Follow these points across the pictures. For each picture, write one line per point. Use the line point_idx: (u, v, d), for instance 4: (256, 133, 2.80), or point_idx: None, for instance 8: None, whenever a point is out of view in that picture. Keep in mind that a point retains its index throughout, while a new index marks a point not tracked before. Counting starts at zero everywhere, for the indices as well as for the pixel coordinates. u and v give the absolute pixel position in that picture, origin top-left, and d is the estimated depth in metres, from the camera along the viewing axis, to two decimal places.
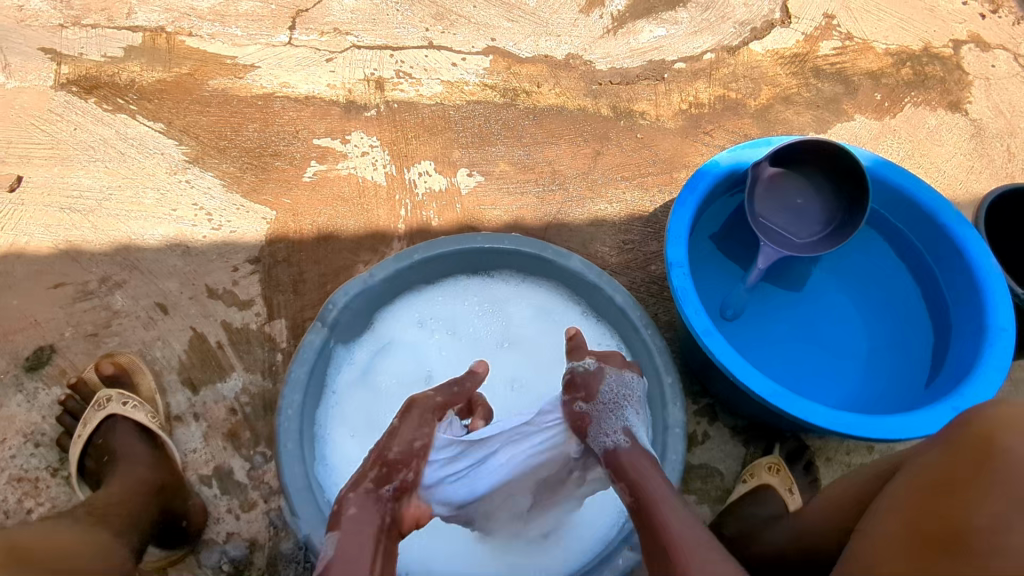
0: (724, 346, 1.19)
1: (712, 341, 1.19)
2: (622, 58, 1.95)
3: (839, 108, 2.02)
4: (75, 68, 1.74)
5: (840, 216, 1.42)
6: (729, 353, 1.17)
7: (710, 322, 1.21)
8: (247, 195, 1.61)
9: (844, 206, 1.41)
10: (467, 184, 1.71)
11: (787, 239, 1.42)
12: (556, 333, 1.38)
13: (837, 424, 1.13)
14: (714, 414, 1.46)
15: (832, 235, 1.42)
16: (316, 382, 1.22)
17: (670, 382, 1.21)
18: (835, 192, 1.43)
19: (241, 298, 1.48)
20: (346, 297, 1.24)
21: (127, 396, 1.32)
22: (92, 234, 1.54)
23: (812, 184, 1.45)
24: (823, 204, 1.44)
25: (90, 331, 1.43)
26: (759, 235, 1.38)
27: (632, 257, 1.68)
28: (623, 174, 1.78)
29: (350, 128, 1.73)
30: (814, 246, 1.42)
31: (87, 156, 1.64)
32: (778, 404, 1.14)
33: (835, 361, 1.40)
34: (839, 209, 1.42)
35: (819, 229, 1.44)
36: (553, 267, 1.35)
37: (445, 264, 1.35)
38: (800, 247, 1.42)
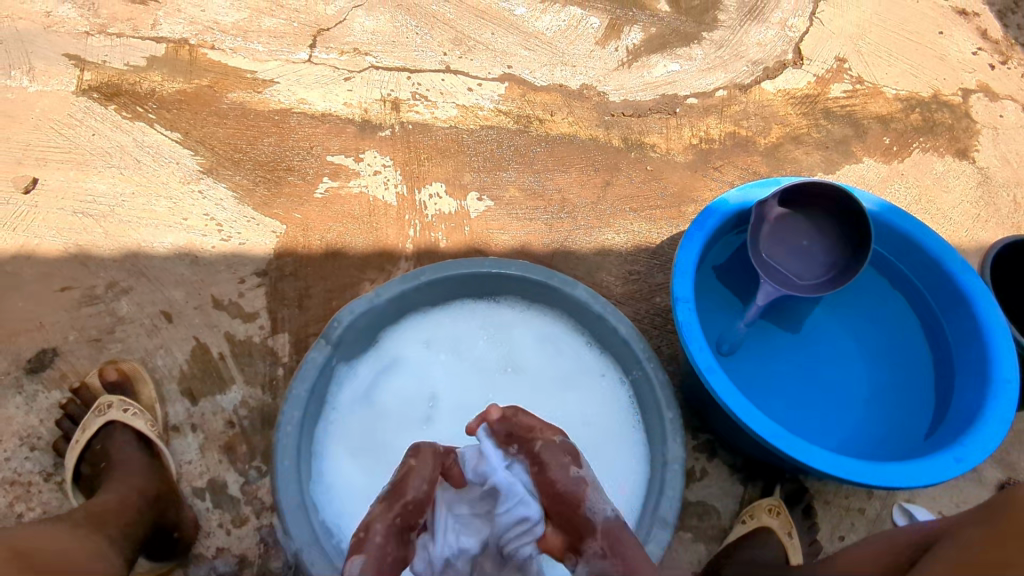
0: (726, 385, 1.19)
1: (715, 379, 1.19)
2: (635, 91, 1.98)
3: (848, 150, 2.04)
4: (97, 75, 1.77)
5: (843, 261, 1.41)
6: (732, 392, 1.17)
7: (713, 360, 1.21)
8: (258, 208, 1.63)
9: (847, 250, 1.41)
10: (476, 208, 1.72)
11: (790, 279, 1.40)
12: (557, 361, 1.37)
13: (838, 469, 1.12)
14: (713, 450, 1.43)
15: (834, 280, 1.40)
16: (316, 398, 1.20)
17: (672, 418, 1.20)
18: (840, 236, 1.41)
19: (245, 310, 1.47)
20: (351, 315, 1.22)
21: (128, 402, 1.32)
22: (103, 239, 1.54)
23: (817, 226, 1.43)
24: (829, 247, 1.42)
25: (93, 336, 1.43)
26: (761, 273, 1.37)
27: (636, 288, 1.66)
28: (631, 206, 1.79)
29: (364, 147, 1.76)
30: (818, 289, 1.40)
31: (103, 162, 1.66)
32: (779, 444, 1.14)
33: (837, 403, 1.39)
34: (842, 255, 1.41)
35: (822, 272, 1.42)
36: (557, 295, 1.35)
37: (452, 287, 1.35)
38: (803, 288, 1.40)
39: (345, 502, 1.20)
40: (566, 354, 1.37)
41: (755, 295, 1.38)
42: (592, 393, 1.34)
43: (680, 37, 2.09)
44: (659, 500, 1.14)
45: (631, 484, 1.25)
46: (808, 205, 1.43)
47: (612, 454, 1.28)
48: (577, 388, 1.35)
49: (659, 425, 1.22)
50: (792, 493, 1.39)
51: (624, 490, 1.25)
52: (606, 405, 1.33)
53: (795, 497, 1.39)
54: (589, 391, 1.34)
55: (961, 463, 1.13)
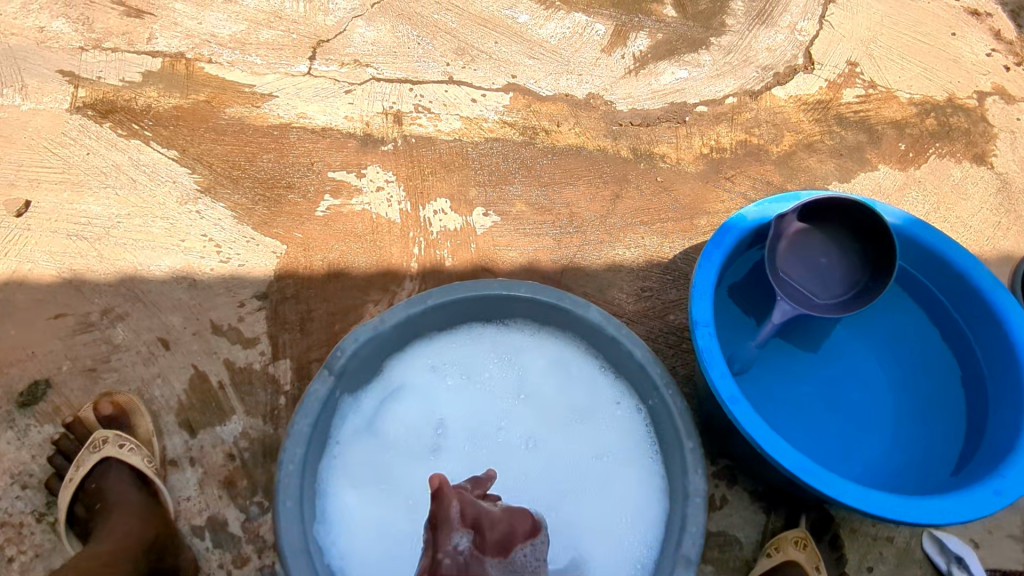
0: (751, 416, 1.13)
1: (738, 410, 1.14)
2: (643, 99, 1.93)
3: (863, 157, 1.98)
4: (92, 92, 1.73)
5: (866, 281, 1.33)
6: (756, 422, 1.11)
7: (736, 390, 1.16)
8: (258, 228, 1.58)
9: (869, 269, 1.33)
10: (482, 224, 1.67)
11: (808, 298, 1.33)
12: (570, 385, 1.31)
13: (872, 505, 1.06)
14: (733, 477, 1.37)
15: (855, 299, 1.33)
16: (320, 432, 1.14)
17: (692, 448, 1.15)
18: (862, 255, 1.34)
19: (245, 335, 1.42)
20: (355, 343, 1.17)
21: (123, 438, 1.24)
22: (98, 263, 1.49)
23: (838, 244, 1.36)
24: (849, 265, 1.35)
25: (87, 366, 1.35)
26: (779, 291, 1.30)
27: (649, 305, 1.59)
28: (641, 219, 1.74)
29: (366, 162, 1.71)
30: (837, 309, 1.32)
31: (98, 182, 1.61)
32: (809, 480, 1.08)
33: (862, 427, 1.33)
34: (864, 274, 1.34)
35: (842, 291, 1.34)
36: (568, 318, 1.29)
37: (459, 310, 1.29)
38: (821, 308, 1.32)
39: (350, 541, 1.14)
40: (579, 378, 1.31)
41: (771, 312, 1.31)
42: (606, 420, 1.28)
43: (687, 42, 2.04)
44: (681, 537, 1.08)
45: (650, 517, 1.19)
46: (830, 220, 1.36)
47: (628, 485, 1.23)
48: (589, 415, 1.29)
49: (678, 455, 1.17)
50: (817, 521, 1.31)
51: (642, 522, 1.19)
52: (621, 433, 1.27)
53: (820, 527, 1.31)
54: (604, 417, 1.28)
55: (1002, 497, 1.08)
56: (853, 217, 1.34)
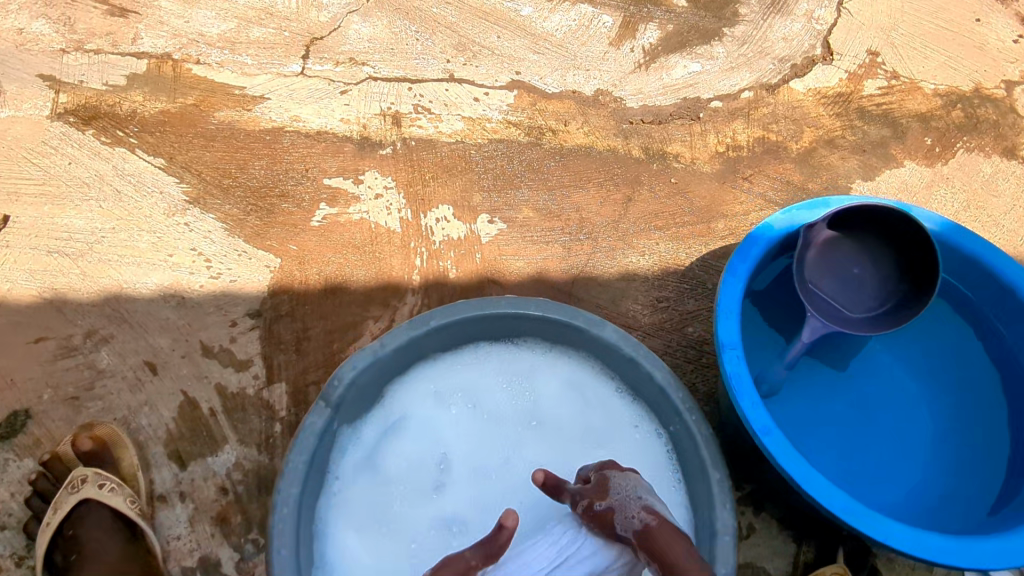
0: (786, 448, 1.05)
1: (772, 442, 1.05)
2: (655, 95, 1.82)
3: (887, 153, 1.87)
4: (74, 97, 1.64)
5: (902, 295, 1.24)
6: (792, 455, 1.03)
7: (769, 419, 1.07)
8: (250, 240, 1.49)
9: (906, 282, 1.23)
10: (487, 232, 1.58)
11: (838, 311, 1.24)
12: (585, 409, 1.22)
13: (913, 547, 0.99)
14: (760, 503, 1.26)
15: (890, 314, 1.23)
16: (316, 470, 1.05)
17: (719, 478, 1.05)
18: (899, 267, 1.24)
19: (238, 357, 1.33)
20: (353, 371, 1.08)
21: (103, 477, 1.15)
22: (80, 281, 1.40)
23: (873, 254, 1.26)
24: (883, 278, 1.26)
25: (70, 395, 1.27)
26: (807, 304, 1.21)
27: (666, 317, 1.50)
28: (655, 223, 1.64)
29: (364, 167, 1.61)
30: (869, 325, 1.22)
31: (80, 194, 1.52)
32: (847, 518, 1.00)
33: (898, 448, 1.25)
34: (901, 288, 1.24)
35: (876, 305, 1.25)
36: (582, 337, 1.20)
37: (465, 330, 1.20)
38: (853, 323, 1.23)
39: None
40: (594, 401, 1.23)
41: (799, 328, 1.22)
42: (624, 446, 1.19)
43: (699, 34, 1.93)
44: None
45: None
46: (865, 228, 1.26)
47: None
48: (606, 441, 1.20)
49: (704, 488, 1.07)
50: (850, 553, 1.24)
51: None
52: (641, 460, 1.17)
53: (855, 560, 1.24)
54: (622, 444, 1.19)
55: None
56: (889, 227, 1.24)
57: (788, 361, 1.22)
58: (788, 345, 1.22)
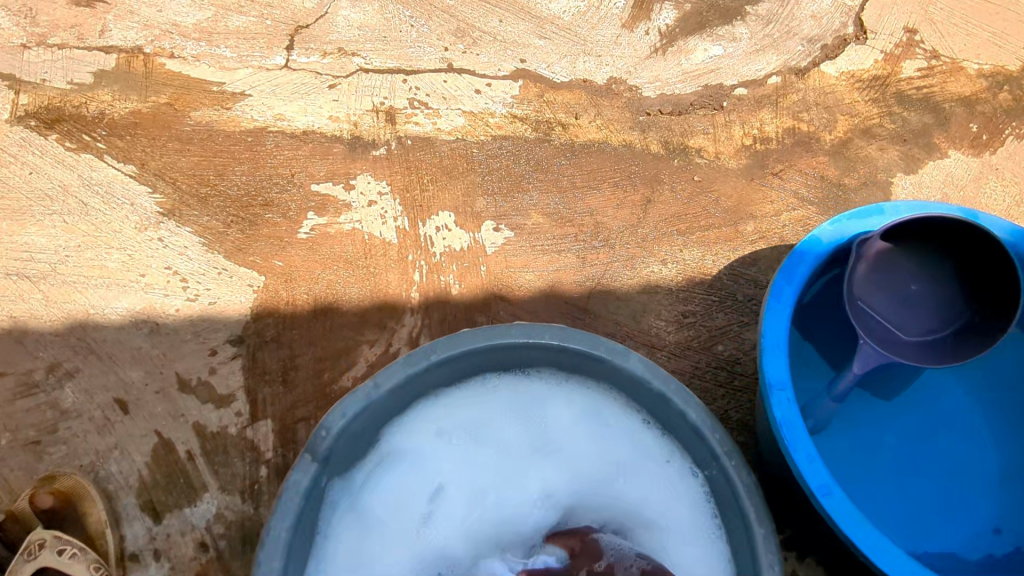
0: (849, 508, 0.90)
1: (832, 503, 0.90)
2: (674, 83, 1.65)
3: (930, 142, 1.68)
4: (35, 98, 1.48)
5: (970, 321, 1.07)
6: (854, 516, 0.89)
7: (829, 475, 0.92)
8: (231, 256, 1.35)
9: (977, 301, 1.07)
10: (493, 241, 1.43)
11: (893, 335, 1.09)
12: (609, 448, 1.07)
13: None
14: (805, 548, 1.14)
15: (958, 338, 1.07)
16: (304, 534, 0.92)
17: (764, 535, 0.91)
18: (969, 283, 1.07)
19: (218, 392, 1.21)
20: (343, 419, 0.94)
21: (63, 541, 1.04)
22: (42, 308, 1.27)
23: (940, 270, 1.09)
24: (948, 296, 1.09)
25: (30, 439, 1.16)
26: (856, 326, 1.07)
27: (692, 334, 1.37)
28: (678, 227, 1.49)
29: (355, 170, 1.46)
30: (925, 352, 1.07)
31: (42, 208, 1.38)
32: None
33: (960, 487, 1.11)
34: (970, 312, 1.07)
35: (937, 328, 1.09)
36: (605, 368, 1.04)
37: (471, 361, 1.05)
38: (905, 346, 1.08)
39: None
40: (619, 438, 1.07)
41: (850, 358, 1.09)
42: (653, 492, 1.03)
43: (719, 13, 1.75)
44: None
45: None
46: (933, 241, 1.08)
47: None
48: (633, 486, 1.04)
49: (749, 547, 0.93)
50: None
51: None
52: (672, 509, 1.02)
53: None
54: (655, 491, 1.03)
55: None
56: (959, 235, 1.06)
57: (837, 393, 1.09)
58: (837, 375, 1.09)
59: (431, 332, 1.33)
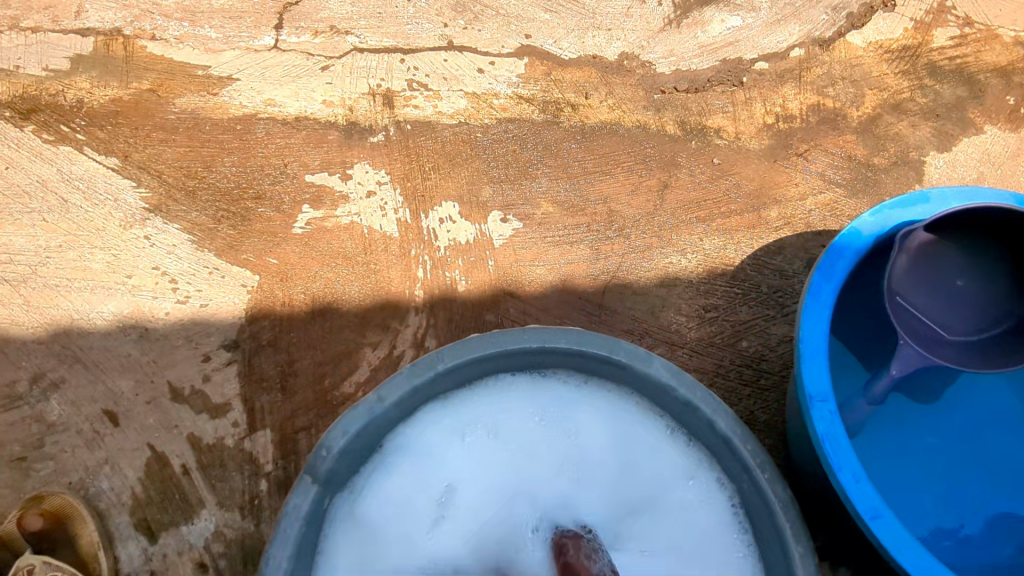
0: (899, 532, 0.82)
1: (882, 527, 0.83)
2: (689, 58, 1.53)
3: (964, 116, 1.54)
4: (9, 86, 1.38)
5: (1017, 321, 0.99)
6: (904, 542, 0.81)
7: (878, 495, 0.84)
8: (222, 254, 1.27)
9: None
10: (501, 233, 1.34)
11: (933, 334, 1.02)
12: (635, 457, 0.98)
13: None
14: (837, 558, 1.10)
15: (1004, 340, 0.99)
16: (308, 560, 0.87)
17: (801, 553, 0.84)
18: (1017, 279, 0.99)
19: (213, 401, 1.15)
20: (345, 436, 0.88)
21: (53, 568, 1.02)
22: (24, 314, 1.21)
23: (988, 265, 1.01)
24: (993, 292, 1.01)
25: (16, 455, 1.12)
26: (896, 324, 1.00)
27: (715, 330, 1.30)
28: (697, 214, 1.40)
29: (352, 159, 1.36)
30: (965, 351, 1.00)
31: (20, 206, 1.29)
32: None
33: (1009, 493, 1.04)
34: (1017, 311, 0.99)
35: (980, 327, 1.01)
36: (627, 373, 0.96)
37: (483, 367, 0.97)
38: (943, 345, 1.01)
39: None
40: (645, 446, 0.99)
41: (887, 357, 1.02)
42: (682, 504, 0.96)
43: None
44: None
45: None
46: (986, 233, 0.99)
47: None
48: (661, 498, 0.96)
49: (784, 565, 0.86)
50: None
51: None
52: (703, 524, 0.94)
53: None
54: (680, 504, 0.96)
55: None
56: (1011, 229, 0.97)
57: (872, 395, 1.05)
58: (874, 376, 1.04)
59: (437, 332, 1.25)
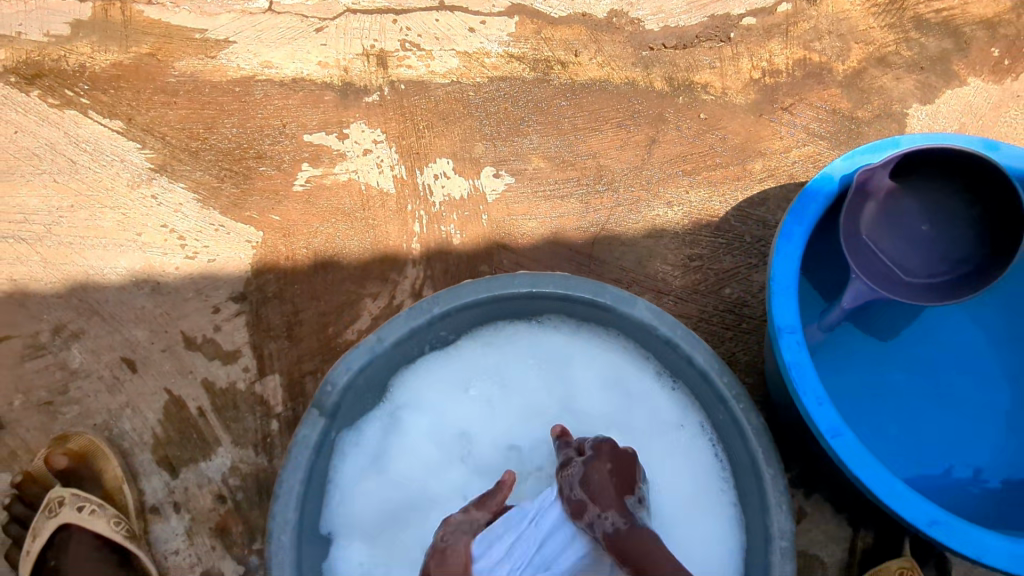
0: (857, 449, 0.89)
1: (842, 445, 0.90)
2: (678, 14, 1.54)
3: (948, 69, 1.57)
4: (12, 52, 1.41)
5: (975, 266, 1.05)
6: (863, 458, 0.89)
7: (838, 417, 0.91)
8: (227, 212, 1.32)
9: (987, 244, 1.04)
10: (493, 188, 1.39)
11: (891, 273, 1.07)
12: (625, 398, 1.05)
13: (998, 558, 0.87)
14: (811, 486, 1.17)
15: (959, 283, 1.05)
16: (316, 485, 0.94)
17: (772, 476, 0.91)
18: (978, 226, 1.05)
19: (224, 348, 1.23)
20: (348, 373, 0.95)
21: (81, 499, 1.11)
22: (42, 270, 1.27)
23: (956, 211, 1.06)
24: (954, 238, 1.07)
25: (43, 400, 1.20)
26: (850, 258, 1.05)
27: (699, 278, 1.36)
28: (683, 167, 1.44)
29: (348, 118, 1.41)
30: (921, 291, 1.06)
31: (31, 167, 1.35)
32: (924, 525, 0.87)
33: (967, 421, 1.11)
34: (976, 256, 1.05)
35: (939, 270, 1.07)
36: (611, 317, 1.03)
37: (477, 312, 1.03)
38: (899, 284, 1.06)
39: None
40: (632, 387, 1.05)
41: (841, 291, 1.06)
42: (666, 440, 1.03)
43: None
44: None
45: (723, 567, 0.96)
46: (954, 181, 1.05)
47: (693, 517, 0.98)
48: (647, 439, 1.04)
49: (756, 487, 0.93)
50: (918, 543, 1.14)
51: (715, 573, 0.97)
52: (687, 459, 1.02)
53: (921, 549, 1.14)
54: (664, 439, 1.03)
55: None
56: (977, 175, 1.02)
57: (825, 323, 1.09)
58: (828, 307, 1.08)
59: (434, 283, 1.32)
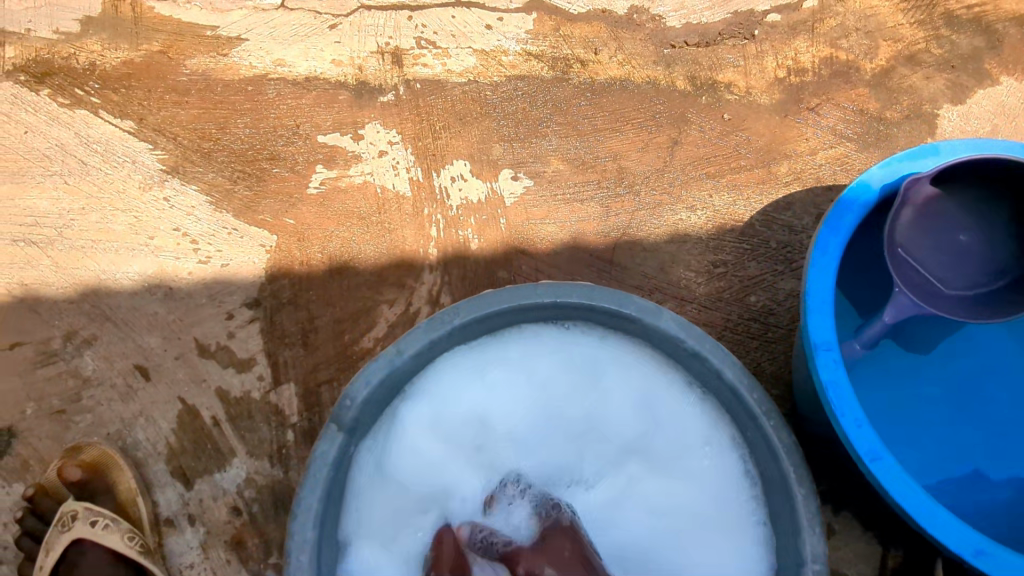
0: (898, 473, 0.86)
1: (881, 469, 0.86)
2: (701, 10, 1.50)
3: (980, 67, 1.51)
4: (22, 50, 1.38)
5: (1017, 276, 1.02)
6: (903, 482, 0.85)
7: (876, 439, 0.88)
8: (240, 215, 1.29)
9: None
10: (511, 191, 1.36)
11: (929, 285, 1.03)
12: (655, 410, 1.01)
13: None
14: (840, 502, 1.14)
15: (1001, 294, 1.02)
16: (334, 502, 0.92)
17: (805, 496, 0.87)
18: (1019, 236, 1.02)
19: (239, 357, 1.20)
20: (367, 388, 0.92)
21: (94, 513, 1.10)
22: (53, 275, 1.25)
23: (995, 220, 1.03)
24: (994, 249, 1.03)
25: (55, 408, 1.18)
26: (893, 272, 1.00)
27: (724, 285, 1.32)
28: (707, 169, 1.40)
29: (363, 119, 1.37)
30: (962, 304, 1.02)
31: (42, 169, 1.32)
32: (967, 553, 0.84)
33: (1004, 439, 1.08)
34: (1016, 267, 1.02)
35: (979, 281, 1.04)
36: (638, 327, 0.99)
37: (500, 321, 0.99)
38: (940, 297, 1.02)
39: None
40: (663, 399, 1.01)
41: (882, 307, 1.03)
42: (693, 454, 0.99)
43: None
44: None
45: None
46: (995, 189, 1.01)
47: (719, 535, 0.96)
48: (673, 452, 1.00)
49: (787, 507, 0.90)
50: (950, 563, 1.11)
51: None
52: (717, 475, 0.98)
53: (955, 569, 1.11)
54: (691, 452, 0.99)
55: None
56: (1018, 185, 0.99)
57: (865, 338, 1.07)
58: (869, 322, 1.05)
59: (451, 289, 1.29)
